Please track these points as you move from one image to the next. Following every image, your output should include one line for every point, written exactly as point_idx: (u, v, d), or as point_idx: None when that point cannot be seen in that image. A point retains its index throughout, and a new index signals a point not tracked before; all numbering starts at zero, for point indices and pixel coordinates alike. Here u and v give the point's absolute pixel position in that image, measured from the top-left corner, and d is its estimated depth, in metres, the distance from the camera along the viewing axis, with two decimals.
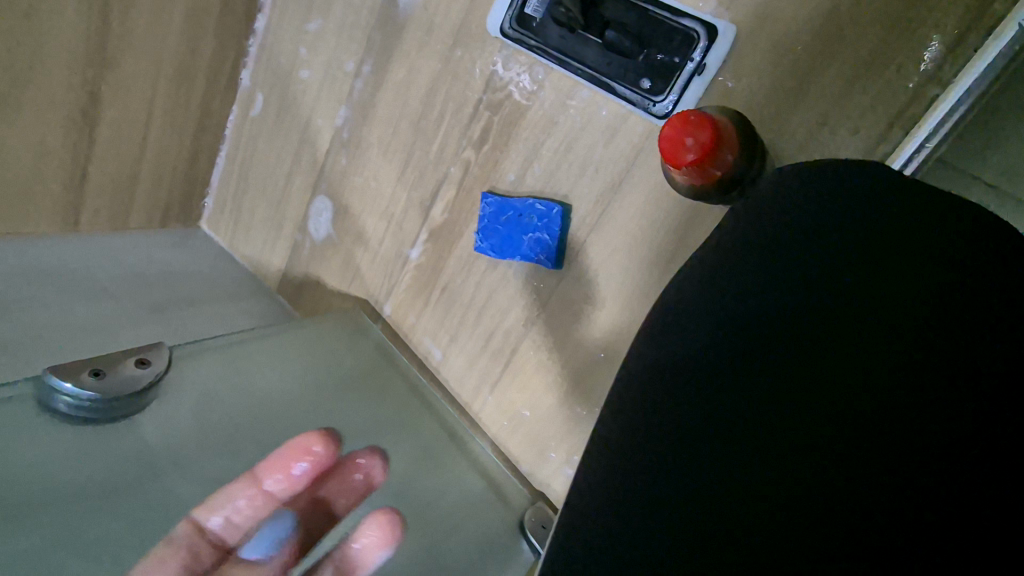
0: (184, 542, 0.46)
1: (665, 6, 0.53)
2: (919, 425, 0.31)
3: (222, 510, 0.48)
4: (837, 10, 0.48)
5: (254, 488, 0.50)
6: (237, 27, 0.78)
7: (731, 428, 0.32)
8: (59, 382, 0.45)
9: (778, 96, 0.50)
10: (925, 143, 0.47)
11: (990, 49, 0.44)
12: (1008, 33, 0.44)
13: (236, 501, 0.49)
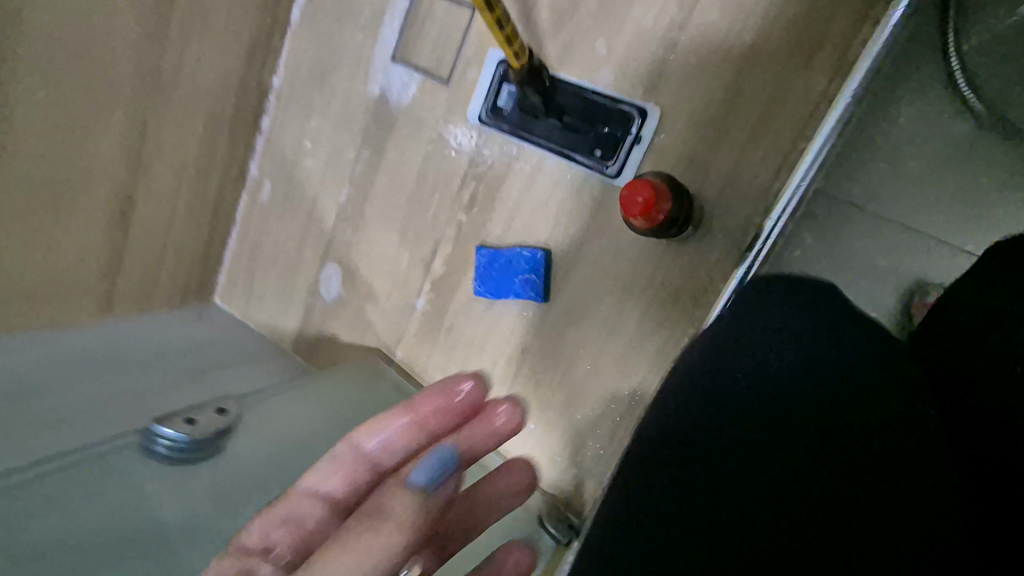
0: (349, 458, 0.52)
1: (606, 95, 0.69)
2: (830, 478, 0.46)
3: (380, 434, 0.55)
4: (730, 91, 0.64)
5: (410, 415, 0.56)
6: (247, 128, 0.91)
7: (709, 481, 0.47)
8: (160, 429, 0.54)
9: (696, 155, 0.66)
10: (799, 184, 0.63)
11: (832, 115, 0.60)
12: (840, 103, 0.60)
13: (394, 426, 0.55)
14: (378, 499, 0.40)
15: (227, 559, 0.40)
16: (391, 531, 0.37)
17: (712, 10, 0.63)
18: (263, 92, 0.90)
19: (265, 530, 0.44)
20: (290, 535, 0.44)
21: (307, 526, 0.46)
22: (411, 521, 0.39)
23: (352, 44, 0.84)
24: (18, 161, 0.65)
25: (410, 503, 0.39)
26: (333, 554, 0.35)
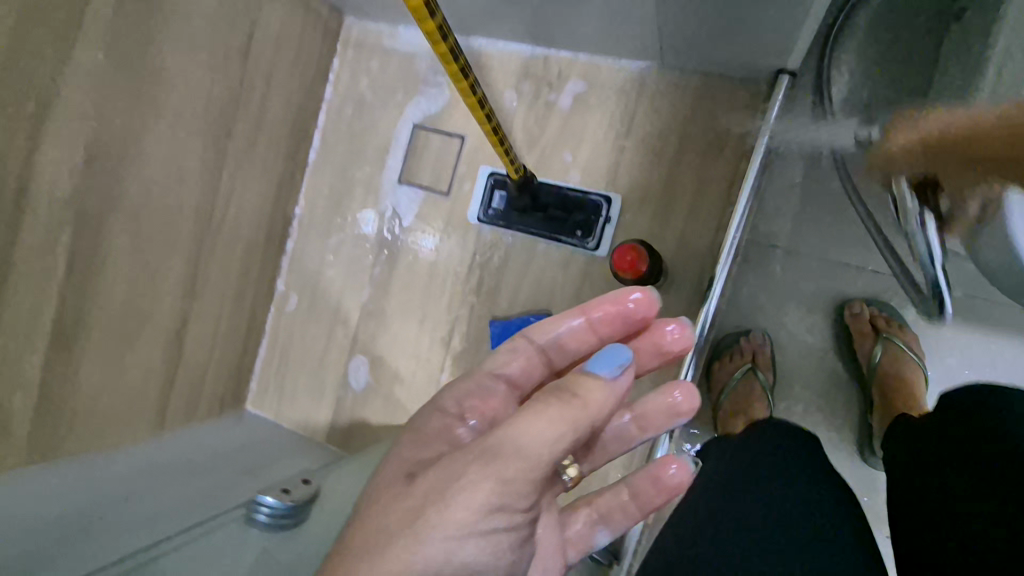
0: (527, 351, 0.54)
1: (578, 188, 0.88)
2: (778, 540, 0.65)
3: (557, 329, 0.55)
4: (669, 176, 0.84)
5: (583, 316, 0.55)
6: (274, 251, 1.06)
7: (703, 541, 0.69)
8: (264, 498, 0.66)
9: (654, 225, 0.85)
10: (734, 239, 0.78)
11: (746, 184, 0.76)
12: (751, 175, 0.76)
13: (571, 323, 0.55)
14: (564, 388, 0.42)
15: (432, 416, 0.49)
16: (579, 409, 0.41)
17: (645, 122, 0.85)
18: (287, 219, 1.07)
19: (459, 400, 0.50)
20: (477, 402, 0.51)
21: (491, 401, 0.52)
22: (597, 405, 0.42)
23: (363, 173, 1.03)
24: (105, 298, 0.78)
25: (598, 396, 0.42)
26: (534, 426, 0.41)
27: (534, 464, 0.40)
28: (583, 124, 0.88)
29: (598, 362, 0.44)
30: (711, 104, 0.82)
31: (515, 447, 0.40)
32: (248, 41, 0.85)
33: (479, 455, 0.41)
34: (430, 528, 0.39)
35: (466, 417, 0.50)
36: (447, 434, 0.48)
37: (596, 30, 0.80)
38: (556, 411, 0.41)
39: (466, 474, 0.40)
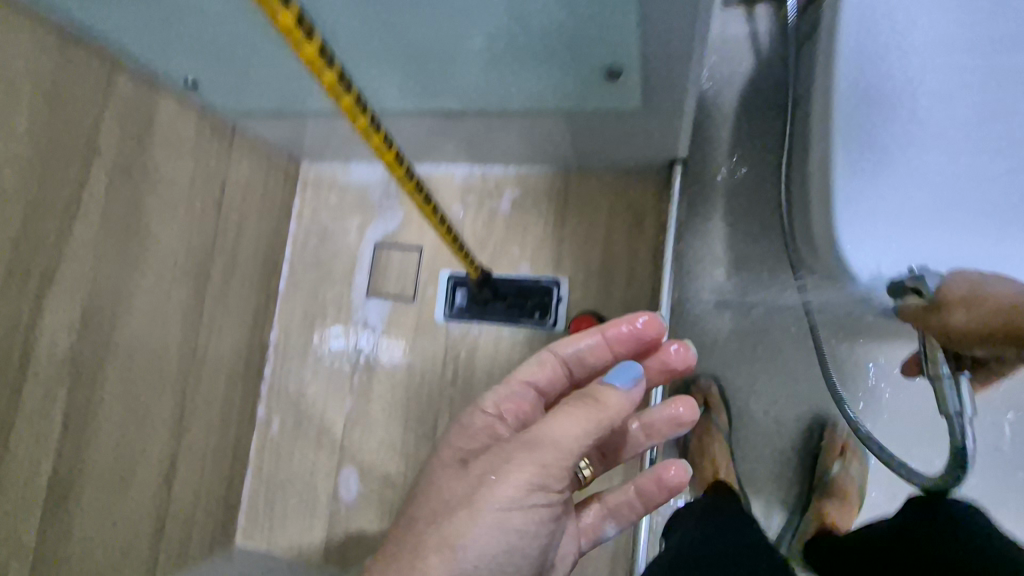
0: (553, 363, 0.70)
1: (530, 276, 1.00)
2: None
3: (579, 345, 0.70)
4: (605, 254, 0.98)
5: (600, 335, 0.71)
6: (254, 378, 1.11)
7: None
8: None
9: (600, 298, 0.97)
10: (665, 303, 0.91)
11: (666, 260, 0.92)
12: (669, 251, 0.92)
13: (590, 340, 0.70)
14: (588, 395, 0.56)
15: (477, 415, 0.63)
16: (600, 411, 0.55)
17: (576, 214, 1.00)
18: (264, 346, 1.12)
19: (498, 403, 0.65)
20: (512, 404, 0.65)
21: (524, 403, 0.66)
22: (615, 407, 0.56)
23: (333, 293, 1.12)
24: (98, 451, 0.81)
25: (616, 400, 0.56)
26: (565, 423, 0.54)
27: (565, 451, 0.54)
28: (524, 222, 1.02)
29: (617, 375, 0.59)
30: (627, 193, 0.98)
31: (552, 438, 0.54)
32: (221, 195, 0.96)
33: (523, 443, 0.55)
34: (488, 499, 0.53)
35: (505, 414, 0.64)
36: (491, 430, 0.62)
37: (521, 147, 0.96)
38: (583, 412, 0.55)
39: (512, 459, 0.54)
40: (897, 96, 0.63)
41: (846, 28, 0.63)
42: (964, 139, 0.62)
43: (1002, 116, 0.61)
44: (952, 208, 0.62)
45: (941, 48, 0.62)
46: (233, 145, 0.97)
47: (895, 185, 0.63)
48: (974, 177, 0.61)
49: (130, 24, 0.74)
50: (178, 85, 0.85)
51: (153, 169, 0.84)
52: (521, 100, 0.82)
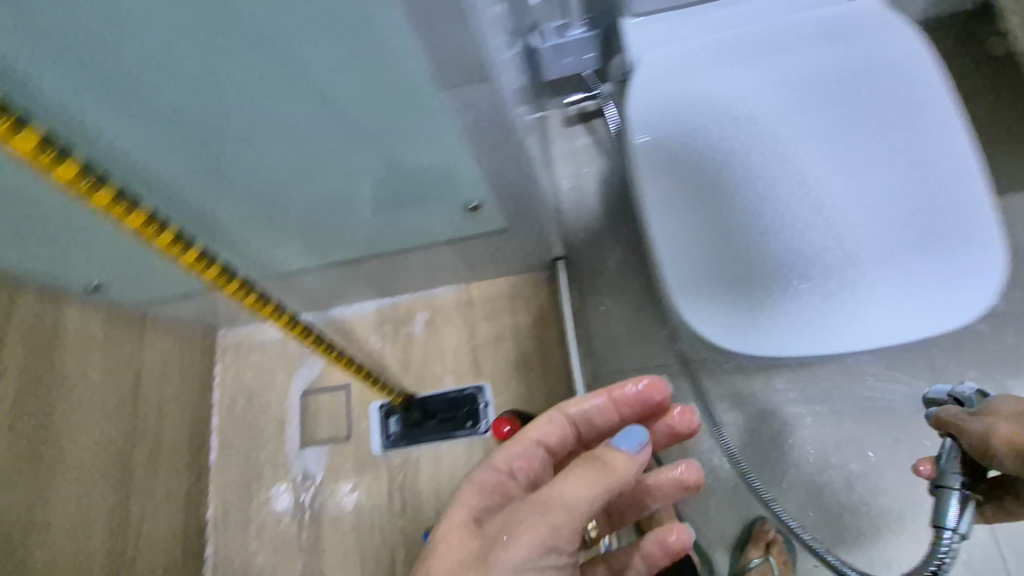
0: (562, 423, 0.71)
1: (455, 388, 1.05)
2: None
3: (586, 404, 0.71)
4: (518, 353, 1.06)
5: (607, 396, 0.71)
6: (193, 564, 1.04)
7: None
8: None
9: (523, 394, 1.03)
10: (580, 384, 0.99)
11: (572, 344, 1.01)
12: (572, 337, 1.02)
13: (596, 402, 0.71)
14: (595, 457, 0.55)
15: (490, 471, 0.63)
16: (607, 474, 0.54)
17: (484, 322, 1.08)
18: (201, 526, 1.07)
19: (509, 461, 0.65)
20: (523, 461, 0.66)
21: (534, 460, 0.67)
22: (622, 471, 0.55)
23: (266, 451, 1.11)
24: None
25: (623, 464, 0.55)
26: (574, 485, 0.53)
27: (576, 512, 0.52)
28: (440, 339, 1.09)
29: (621, 439, 0.57)
30: (525, 294, 1.09)
31: (563, 499, 0.53)
32: (136, 383, 0.97)
33: (535, 504, 0.53)
34: (501, 561, 0.51)
35: (516, 471, 0.64)
36: (502, 487, 0.62)
37: (421, 274, 1.06)
38: (592, 474, 0.54)
39: (525, 519, 0.52)
40: (726, 179, 0.65)
41: (645, 157, 0.67)
42: (807, 188, 0.63)
43: (828, 161, 0.63)
44: (831, 251, 0.60)
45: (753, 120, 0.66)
46: (144, 333, 1.00)
47: (764, 252, 0.61)
48: (835, 216, 0.61)
49: (44, 257, 0.80)
50: (81, 292, 0.89)
51: (62, 374, 0.85)
52: (401, 239, 0.93)
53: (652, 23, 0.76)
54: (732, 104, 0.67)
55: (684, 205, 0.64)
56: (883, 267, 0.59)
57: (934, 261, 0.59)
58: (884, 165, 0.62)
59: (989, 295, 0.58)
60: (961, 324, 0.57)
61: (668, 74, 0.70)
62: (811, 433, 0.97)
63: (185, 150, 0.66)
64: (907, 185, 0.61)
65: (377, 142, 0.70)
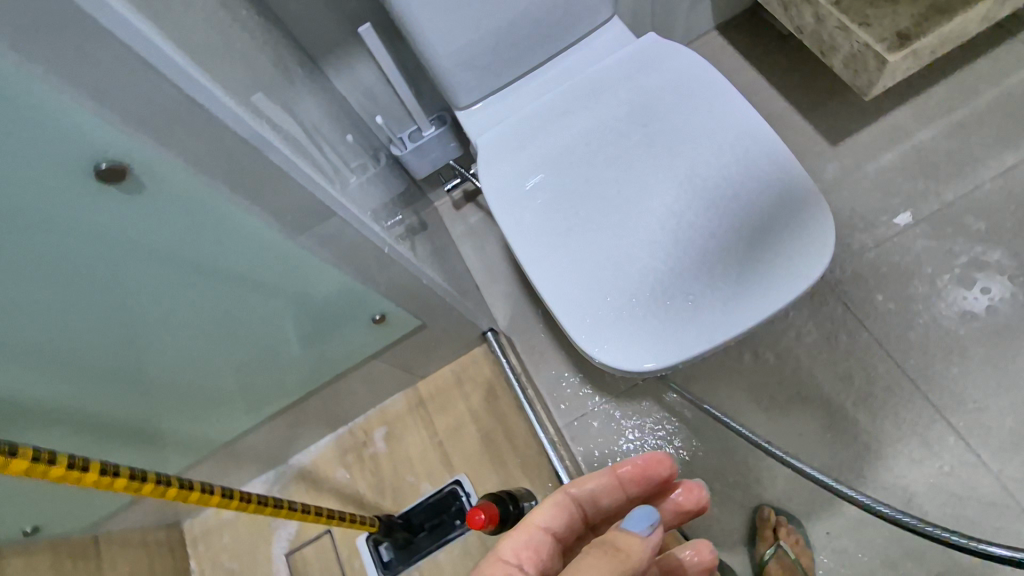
0: (565, 504, 0.59)
1: (433, 492, 1.03)
2: None
3: (586, 485, 0.61)
4: (482, 434, 1.06)
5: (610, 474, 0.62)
6: None
7: None
8: None
9: (499, 471, 1.03)
10: (549, 446, 1.00)
11: (528, 410, 1.02)
12: (525, 404, 1.03)
13: (598, 483, 0.62)
14: (609, 543, 0.48)
15: (495, 564, 0.50)
16: (623, 560, 0.46)
17: (441, 416, 1.09)
18: None
19: (515, 551, 0.52)
20: (529, 552, 0.53)
21: (540, 550, 0.54)
22: (637, 556, 0.47)
23: None
24: None
25: (636, 548, 0.47)
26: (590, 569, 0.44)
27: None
28: (405, 449, 1.08)
29: (632, 521, 0.50)
30: (470, 375, 1.11)
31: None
32: None
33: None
34: None
35: (524, 564, 0.52)
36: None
37: (366, 392, 1.07)
38: (605, 560, 0.46)
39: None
40: (580, 225, 0.72)
41: (508, 228, 0.74)
42: (649, 211, 0.70)
43: (659, 182, 0.71)
44: (685, 258, 0.67)
45: (595, 166, 0.74)
46: (102, 555, 0.95)
47: (631, 278, 0.68)
48: (679, 228, 0.68)
49: None
50: (18, 539, 0.84)
51: None
52: (328, 371, 0.95)
53: (482, 110, 0.86)
54: (564, 159, 0.75)
55: (553, 259, 0.71)
56: (732, 260, 0.66)
57: (772, 238, 0.66)
58: (708, 171, 0.70)
59: (828, 250, 0.65)
60: (814, 277, 0.64)
61: (505, 149, 0.79)
62: (771, 406, 1.00)
63: (71, 371, 0.67)
64: (731, 181, 0.69)
65: (267, 295, 0.73)
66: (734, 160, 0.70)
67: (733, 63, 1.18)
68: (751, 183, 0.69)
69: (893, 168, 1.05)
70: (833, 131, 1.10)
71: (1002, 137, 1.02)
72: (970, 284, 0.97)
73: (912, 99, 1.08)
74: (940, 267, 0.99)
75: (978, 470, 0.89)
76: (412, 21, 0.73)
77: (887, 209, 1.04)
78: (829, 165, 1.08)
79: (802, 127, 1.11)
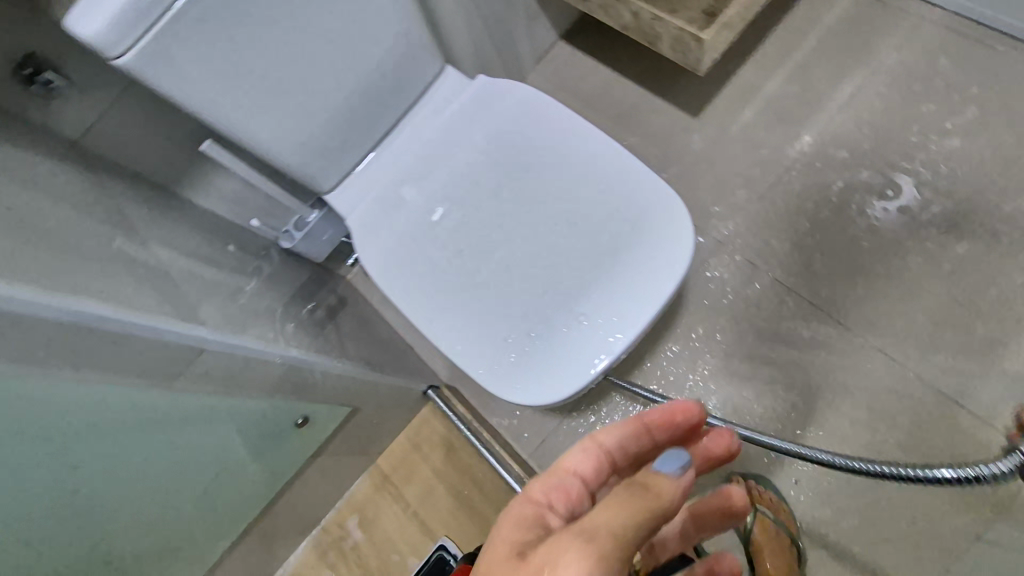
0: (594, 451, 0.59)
1: (425, 560, 1.02)
2: None
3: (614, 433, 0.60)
4: (452, 490, 1.06)
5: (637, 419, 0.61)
6: None
7: None
8: None
9: (478, 523, 1.03)
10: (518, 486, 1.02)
11: (490, 458, 1.04)
12: (485, 451, 1.05)
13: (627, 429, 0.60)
14: (638, 481, 0.48)
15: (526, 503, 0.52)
16: (654, 498, 0.47)
17: (408, 485, 1.08)
18: None
19: (544, 492, 0.54)
20: (560, 492, 0.54)
21: (571, 490, 0.55)
22: (668, 495, 0.47)
23: None
24: None
25: (668, 488, 0.48)
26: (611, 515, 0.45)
27: (621, 541, 0.44)
28: (383, 529, 1.06)
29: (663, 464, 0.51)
30: (426, 436, 1.10)
31: (606, 529, 0.45)
32: None
33: (573, 532, 0.45)
34: None
35: (554, 504, 0.53)
36: (541, 517, 0.52)
37: (326, 487, 1.05)
38: (635, 502, 0.46)
39: (566, 548, 0.44)
40: (468, 273, 0.74)
41: (403, 293, 0.76)
42: (526, 241, 0.73)
43: (529, 212, 0.75)
44: (567, 281, 0.71)
45: (466, 214, 0.77)
46: None
47: (526, 314, 0.71)
48: (557, 253, 0.72)
49: None
50: None
51: None
52: (274, 481, 0.93)
53: (356, 180, 0.88)
54: (440, 211, 0.78)
55: (452, 314, 0.74)
56: (608, 271, 0.70)
57: (639, 234, 0.70)
58: (567, 189, 0.74)
59: (689, 231, 0.70)
60: (685, 260, 0.69)
61: (383, 214, 0.81)
62: (711, 375, 1.02)
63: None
64: (590, 193, 0.73)
65: (177, 434, 0.72)
66: (586, 172, 0.74)
67: (585, 66, 1.23)
68: (606, 190, 0.73)
69: (752, 123, 1.11)
70: (690, 105, 1.15)
71: (836, 69, 1.09)
72: (849, 210, 1.03)
73: (751, 55, 1.13)
74: (819, 201, 1.05)
75: (905, 382, 0.94)
76: (242, 130, 0.72)
77: (758, 163, 1.09)
78: (697, 136, 1.13)
79: (662, 109, 1.16)
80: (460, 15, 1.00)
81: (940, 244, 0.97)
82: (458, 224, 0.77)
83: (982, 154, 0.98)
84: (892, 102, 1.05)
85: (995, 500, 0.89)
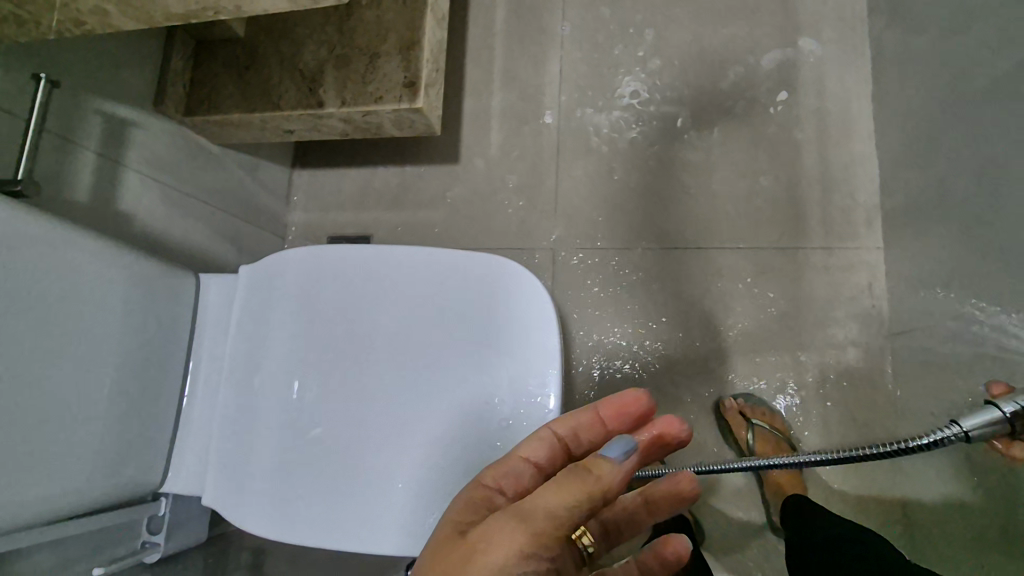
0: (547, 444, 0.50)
1: None
2: None
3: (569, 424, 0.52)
4: None
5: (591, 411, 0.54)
6: None
7: None
8: None
9: None
10: None
11: None
12: None
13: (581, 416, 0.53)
14: (577, 463, 0.41)
15: (472, 488, 0.45)
16: (591, 480, 0.39)
17: None
18: None
19: (497, 477, 0.46)
20: (513, 478, 0.46)
21: (523, 480, 0.47)
22: (610, 478, 0.40)
23: None
24: None
25: (610, 471, 0.40)
26: (543, 494, 0.39)
27: (558, 521, 0.38)
28: None
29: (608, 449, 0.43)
30: None
31: (541, 505, 0.39)
32: None
33: (510, 511, 0.39)
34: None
35: (505, 490, 0.45)
36: (487, 503, 0.44)
37: None
38: (571, 483, 0.39)
39: (498, 528, 0.38)
40: (368, 456, 0.68)
41: (317, 507, 0.67)
42: (405, 390, 0.69)
43: (385, 340, 0.71)
44: (468, 393, 0.68)
45: (330, 405, 0.70)
46: None
47: (451, 461, 0.67)
48: (438, 380, 0.69)
49: None
50: None
51: None
52: None
53: (186, 438, 0.75)
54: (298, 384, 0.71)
55: (378, 489, 0.67)
56: (495, 361, 0.68)
57: (498, 316, 0.70)
58: (407, 319, 0.71)
59: (536, 284, 0.70)
60: (551, 311, 0.69)
61: (244, 441, 0.71)
62: (625, 355, 1.05)
63: None
64: (431, 311, 0.71)
65: None
66: (415, 291, 0.71)
67: (333, 178, 1.19)
68: (444, 297, 0.71)
69: (504, 137, 1.15)
70: (445, 155, 1.16)
71: (534, 59, 1.17)
72: (622, 157, 1.11)
73: (464, 86, 1.17)
74: (597, 164, 1.12)
75: (754, 258, 1.04)
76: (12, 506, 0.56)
77: (532, 165, 1.13)
78: (471, 176, 1.14)
79: (426, 172, 1.16)
80: (181, 216, 0.89)
81: (700, 140, 1.09)
82: (328, 418, 0.69)
83: (679, 58, 1.12)
84: (590, 60, 1.15)
85: (876, 295, 0.99)
